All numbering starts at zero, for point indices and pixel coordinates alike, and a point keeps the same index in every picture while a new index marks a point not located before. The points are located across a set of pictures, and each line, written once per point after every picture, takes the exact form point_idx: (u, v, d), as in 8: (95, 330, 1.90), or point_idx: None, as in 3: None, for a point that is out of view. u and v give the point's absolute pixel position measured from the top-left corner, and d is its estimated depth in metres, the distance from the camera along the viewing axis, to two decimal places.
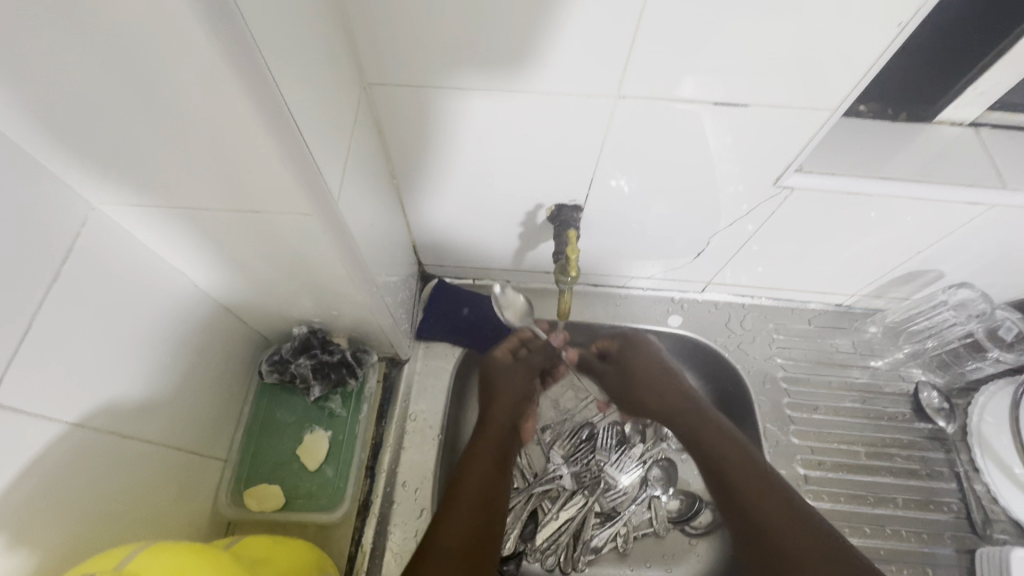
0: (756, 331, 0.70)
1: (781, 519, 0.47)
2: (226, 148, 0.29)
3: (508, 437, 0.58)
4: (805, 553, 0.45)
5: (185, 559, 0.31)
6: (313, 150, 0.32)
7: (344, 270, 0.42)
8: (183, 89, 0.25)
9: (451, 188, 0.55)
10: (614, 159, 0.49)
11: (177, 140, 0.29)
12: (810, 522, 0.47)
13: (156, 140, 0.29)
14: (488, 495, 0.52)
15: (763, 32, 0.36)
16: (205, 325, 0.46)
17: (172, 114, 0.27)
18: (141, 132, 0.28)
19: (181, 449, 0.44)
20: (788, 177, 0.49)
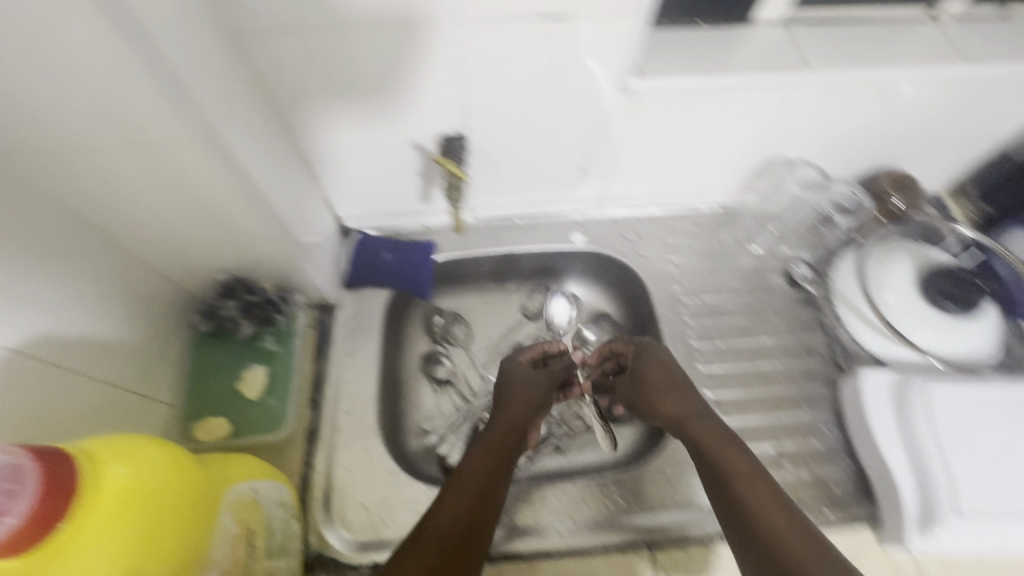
0: (649, 236, 0.79)
1: (756, 499, 0.49)
2: (96, 75, 0.34)
3: (510, 439, 0.59)
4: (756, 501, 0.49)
5: (135, 442, 0.37)
6: (178, 73, 0.38)
7: (247, 207, 0.48)
8: (43, 17, 0.31)
9: (344, 134, 0.60)
10: (481, 84, 0.56)
11: (52, 73, 0.34)
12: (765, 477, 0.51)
13: (29, 70, 0.33)
14: (479, 506, 0.51)
15: None
16: (129, 276, 0.51)
17: (56, 50, 0.33)
18: (18, 70, 0.33)
19: (121, 387, 0.49)
20: (630, 81, 0.57)
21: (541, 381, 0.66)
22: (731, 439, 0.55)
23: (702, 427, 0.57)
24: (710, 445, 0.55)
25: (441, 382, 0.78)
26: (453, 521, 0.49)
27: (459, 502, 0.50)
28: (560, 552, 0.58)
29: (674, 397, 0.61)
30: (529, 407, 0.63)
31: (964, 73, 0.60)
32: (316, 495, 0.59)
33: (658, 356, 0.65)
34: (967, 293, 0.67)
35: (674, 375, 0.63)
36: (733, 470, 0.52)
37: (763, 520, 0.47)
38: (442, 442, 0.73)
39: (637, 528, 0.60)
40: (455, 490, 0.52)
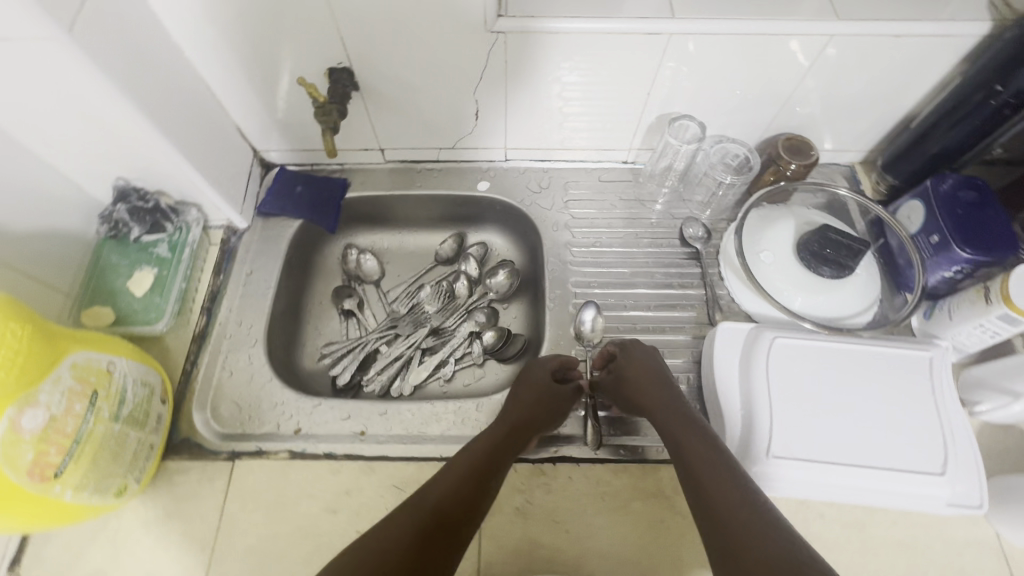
0: (552, 187, 0.81)
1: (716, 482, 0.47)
2: None
3: (508, 444, 0.55)
4: (717, 485, 0.47)
5: None
6: None
7: (130, 110, 0.54)
8: None
9: (241, 61, 0.65)
10: (354, 19, 0.60)
11: None
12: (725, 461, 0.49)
13: None
14: (464, 517, 0.47)
15: None
16: (30, 178, 0.56)
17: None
18: None
19: (17, 268, 0.56)
20: (495, 23, 0.60)
21: (562, 397, 0.61)
22: (695, 425, 0.54)
23: (682, 425, 0.54)
24: (689, 443, 0.52)
25: (345, 313, 0.82)
26: (431, 527, 0.45)
27: (415, 512, 0.46)
28: (397, 460, 0.61)
29: (651, 390, 0.59)
30: (542, 419, 0.59)
31: (839, 29, 0.60)
32: (194, 390, 0.65)
33: (645, 356, 0.63)
34: (844, 258, 0.65)
35: (660, 375, 0.61)
36: (704, 464, 0.49)
37: (734, 515, 0.44)
38: (335, 364, 0.78)
39: (551, 454, 0.61)
40: (439, 495, 0.48)
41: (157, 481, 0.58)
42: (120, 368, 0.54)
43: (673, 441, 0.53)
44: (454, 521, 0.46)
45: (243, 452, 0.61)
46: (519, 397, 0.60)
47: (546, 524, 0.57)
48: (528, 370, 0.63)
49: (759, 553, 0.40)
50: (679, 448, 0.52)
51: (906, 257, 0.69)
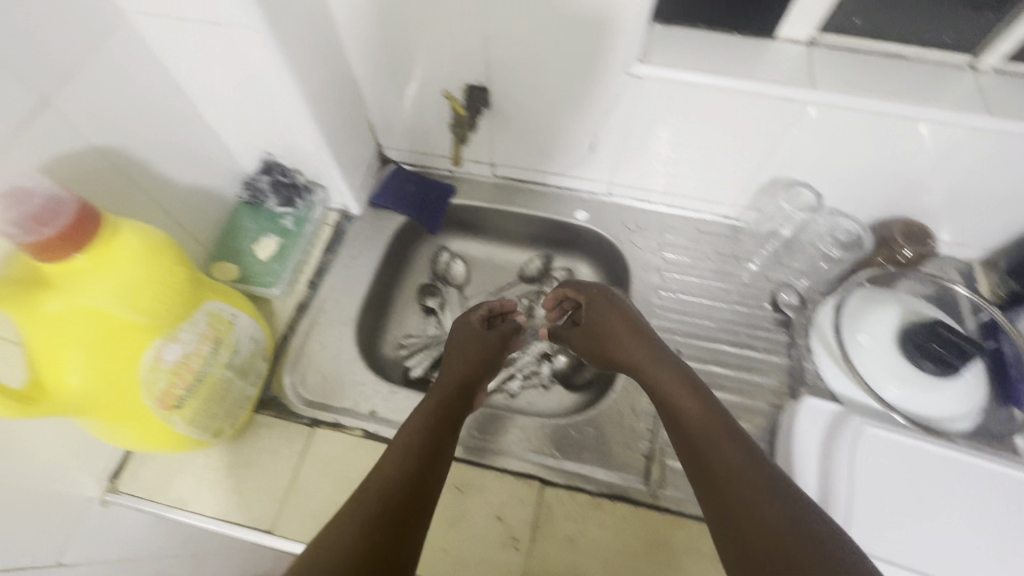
0: (648, 228, 0.82)
1: (729, 459, 0.49)
2: None
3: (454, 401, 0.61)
4: (732, 463, 0.49)
5: (163, 240, 0.48)
6: None
7: (291, 94, 0.60)
8: None
9: (390, 67, 0.71)
10: (503, 45, 0.64)
11: None
12: (743, 439, 0.51)
13: None
14: (417, 497, 0.50)
15: None
16: (196, 137, 0.64)
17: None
18: None
19: (170, 217, 0.63)
20: (636, 67, 0.62)
21: (491, 341, 0.72)
22: (693, 385, 0.56)
23: (679, 389, 0.56)
24: (685, 407, 0.55)
25: (427, 310, 0.86)
26: (393, 514, 0.48)
27: (367, 501, 0.48)
28: (459, 461, 0.63)
29: (631, 344, 0.63)
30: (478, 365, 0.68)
31: (989, 125, 0.58)
32: (289, 355, 0.70)
33: (603, 310, 0.68)
34: (950, 355, 0.61)
35: (636, 326, 0.65)
36: (712, 441, 0.51)
37: (737, 497, 0.46)
38: (410, 358, 0.82)
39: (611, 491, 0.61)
40: (382, 484, 0.50)
41: (247, 430, 0.63)
42: (235, 325, 0.58)
43: (665, 401, 0.56)
44: (414, 499, 0.50)
45: (322, 422, 0.65)
46: (455, 349, 0.70)
47: (592, 558, 0.57)
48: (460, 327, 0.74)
49: (761, 535, 0.43)
50: (676, 410, 0.55)
51: (1020, 370, 0.65)
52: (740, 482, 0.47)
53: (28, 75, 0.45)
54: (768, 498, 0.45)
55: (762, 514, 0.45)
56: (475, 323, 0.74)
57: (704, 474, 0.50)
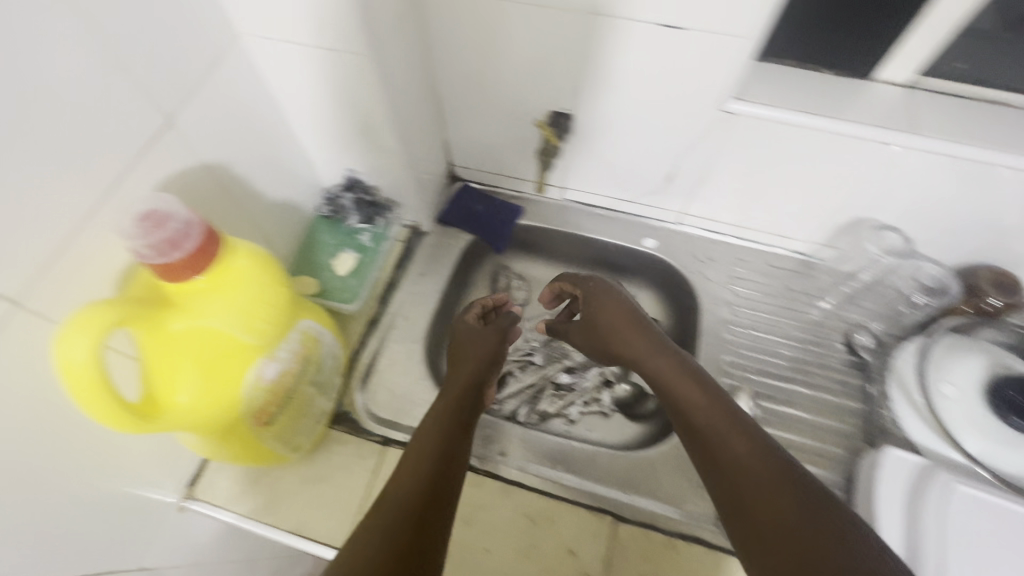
0: (718, 260, 0.81)
1: (738, 449, 0.50)
2: None
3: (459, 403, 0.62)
4: (739, 454, 0.49)
5: (266, 257, 0.49)
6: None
7: (382, 116, 0.61)
8: None
9: (473, 91, 0.71)
10: (595, 76, 0.64)
11: None
12: (749, 429, 0.51)
13: None
14: (437, 495, 0.51)
15: None
16: (285, 151, 0.66)
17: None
18: None
19: (259, 230, 0.64)
20: (730, 103, 0.61)
21: (489, 337, 0.70)
22: (698, 376, 0.56)
23: (682, 382, 0.56)
24: (691, 398, 0.55)
25: None
26: (418, 512, 0.48)
27: (386, 508, 0.48)
28: (529, 490, 0.63)
29: (631, 338, 0.62)
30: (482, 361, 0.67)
31: None
32: (359, 369, 0.71)
33: (607, 301, 0.66)
34: None
35: (636, 316, 0.64)
36: (720, 433, 0.51)
37: (747, 487, 0.47)
38: None
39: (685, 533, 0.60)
40: (398, 489, 0.50)
41: (322, 445, 0.64)
42: (320, 341, 0.59)
43: (670, 394, 0.57)
44: (433, 497, 0.50)
45: (393, 441, 0.65)
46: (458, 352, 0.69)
47: None
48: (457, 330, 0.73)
49: (772, 525, 0.44)
50: (683, 403, 0.55)
51: None
52: (748, 473, 0.48)
53: (153, 95, 0.46)
54: (777, 486, 0.46)
55: (775, 503, 0.45)
56: (470, 320, 0.72)
57: (716, 468, 0.51)
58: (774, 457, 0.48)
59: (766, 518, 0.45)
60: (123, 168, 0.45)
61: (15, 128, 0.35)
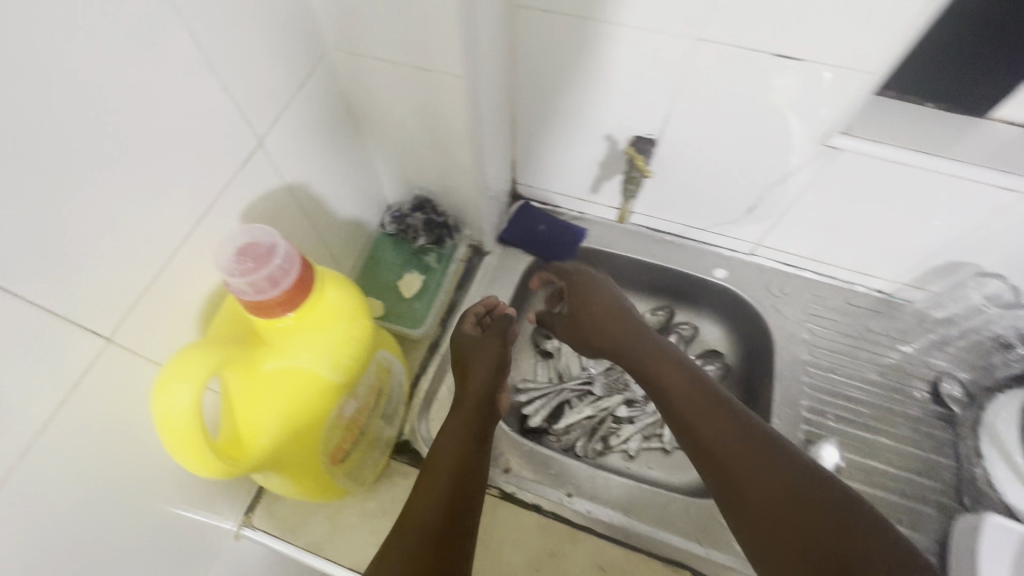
0: (793, 295, 0.77)
1: (719, 428, 0.50)
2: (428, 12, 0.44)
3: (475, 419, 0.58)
4: (718, 431, 0.50)
5: (351, 288, 0.46)
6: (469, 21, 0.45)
7: (462, 138, 0.58)
8: None
9: (550, 111, 0.67)
10: (687, 103, 0.60)
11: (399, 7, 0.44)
12: (728, 407, 0.52)
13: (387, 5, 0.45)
14: (455, 509, 0.51)
15: (810, 9, 0.48)
16: (357, 167, 0.63)
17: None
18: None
19: (327, 249, 0.62)
20: (833, 138, 0.58)
21: (491, 343, 0.65)
22: (679, 362, 0.59)
23: (661, 366, 0.59)
24: (671, 382, 0.57)
25: (545, 353, 0.83)
26: (439, 531, 0.48)
27: (413, 527, 0.49)
28: (599, 537, 0.60)
29: (613, 325, 0.64)
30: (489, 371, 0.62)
31: None
32: (417, 401, 0.66)
33: (597, 287, 0.66)
34: None
35: (619, 303, 0.65)
36: (699, 412, 0.53)
37: (734, 462, 0.48)
38: (529, 403, 0.78)
39: None
40: (421, 511, 0.50)
41: (384, 477, 0.61)
42: (390, 372, 0.56)
43: (650, 378, 0.59)
44: (454, 511, 0.50)
45: None
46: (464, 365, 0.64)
47: None
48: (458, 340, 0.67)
49: (760, 497, 0.45)
50: (666, 388, 0.57)
51: None
52: (734, 450, 0.48)
53: (246, 116, 0.43)
54: (763, 459, 0.47)
55: (768, 476, 0.46)
56: (467, 328, 0.66)
57: (700, 449, 0.51)
58: (755, 429, 0.50)
59: (754, 488, 0.46)
60: (212, 190, 0.42)
61: (105, 152, 0.33)
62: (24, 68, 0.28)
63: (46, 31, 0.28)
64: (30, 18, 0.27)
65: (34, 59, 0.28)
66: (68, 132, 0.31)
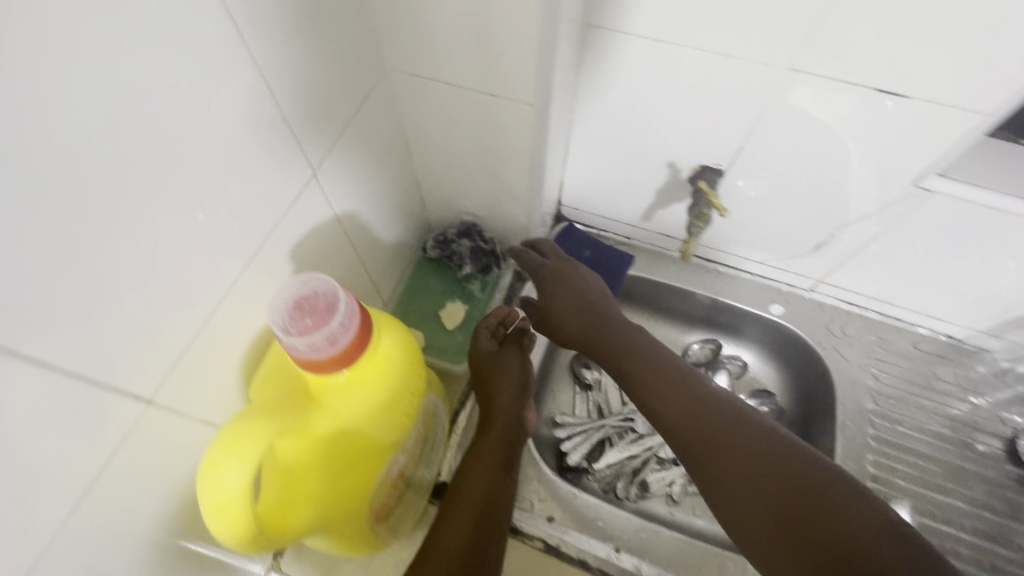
0: (856, 337, 0.72)
1: (696, 418, 0.48)
2: (507, 39, 0.40)
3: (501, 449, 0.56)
4: (695, 422, 0.48)
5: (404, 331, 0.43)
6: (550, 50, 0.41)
7: (520, 164, 0.53)
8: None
9: (610, 136, 0.63)
10: (765, 135, 0.55)
11: (475, 32, 0.41)
12: (699, 393, 0.50)
13: (461, 29, 0.41)
14: (481, 547, 0.48)
15: (927, 43, 0.43)
16: (404, 188, 0.60)
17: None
18: (456, 23, 0.41)
19: (371, 277, 0.59)
20: (928, 180, 0.53)
21: (510, 360, 0.61)
22: (645, 349, 0.56)
23: (630, 355, 0.56)
24: (642, 372, 0.54)
25: (584, 385, 0.79)
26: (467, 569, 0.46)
27: (442, 563, 0.46)
28: None
29: (578, 319, 0.59)
30: (513, 392, 0.59)
31: None
32: (450, 442, 0.60)
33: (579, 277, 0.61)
34: None
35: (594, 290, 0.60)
36: (673, 402, 0.51)
37: (717, 454, 0.46)
38: (568, 439, 0.74)
39: None
40: (443, 548, 0.47)
41: (423, 522, 0.57)
42: (434, 413, 0.52)
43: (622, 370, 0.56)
44: (479, 546, 0.48)
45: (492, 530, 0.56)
46: (486, 387, 0.60)
47: None
48: (472, 358, 0.63)
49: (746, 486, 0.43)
50: (641, 379, 0.54)
51: None
52: (718, 440, 0.46)
53: (302, 145, 0.40)
54: (749, 446, 0.45)
55: (752, 462, 0.44)
56: (483, 345, 0.62)
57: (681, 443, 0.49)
58: (731, 413, 0.48)
59: (742, 477, 0.44)
60: (260, 224, 0.39)
61: (155, 192, 0.30)
62: (74, 106, 0.24)
63: (99, 64, 0.25)
64: (83, 49, 0.24)
65: (86, 95, 0.25)
66: (117, 174, 0.27)
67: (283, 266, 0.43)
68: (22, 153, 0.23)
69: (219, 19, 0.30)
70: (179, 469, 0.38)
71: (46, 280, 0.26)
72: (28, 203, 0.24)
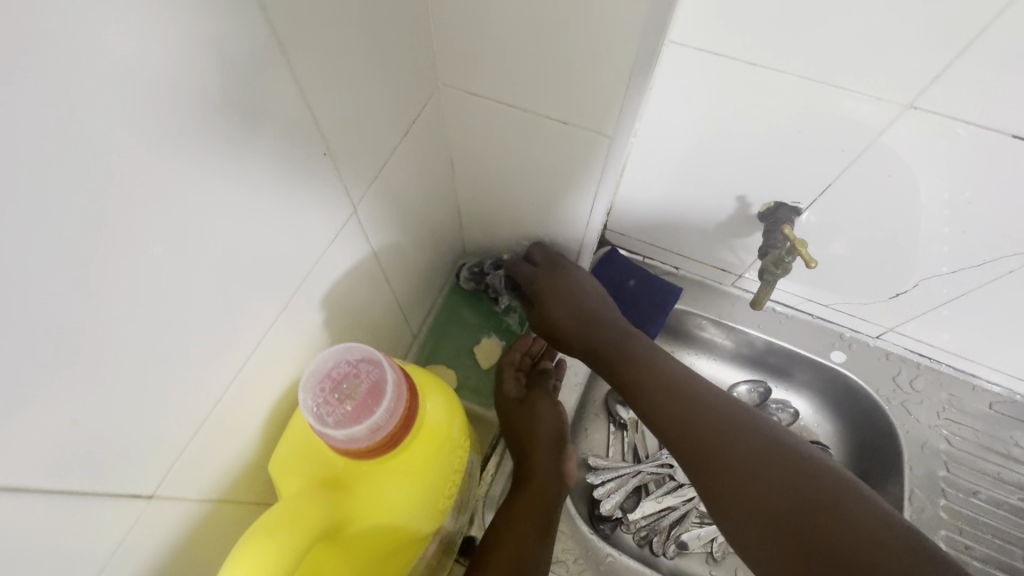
0: (925, 393, 0.66)
1: (703, 425, 0.43)
2: (594, 62, 0.35)
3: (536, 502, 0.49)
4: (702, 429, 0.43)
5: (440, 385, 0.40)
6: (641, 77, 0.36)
7: (580, 196, 0.48)
8: (600, 10, 0.32)
9: (675, 162, 0.56)
10: (856, 174, 0.49)
11: (555, 51, 0.36)
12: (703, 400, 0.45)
13: (540, 47, 0.36)
14: None
15: None
16: (443, 213, 0.54)
17: (574, 10, 0.32)
18: (534, 40, 0.35)
19: (402, 309, 0.54)
20: None
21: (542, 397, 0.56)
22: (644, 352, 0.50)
23: (627, 356, 0.50)
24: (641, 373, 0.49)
25: (619, 424, 0.73)
26: None
27: None
28: None
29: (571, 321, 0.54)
30: (551, 434, 0.54)
31: None
32: (480, 494, 0.54)
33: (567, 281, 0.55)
34: None
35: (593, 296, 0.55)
36: (677, 407, 0.45)
37: (730, 470, 0.40)
38: (602, 485, 0.68)
39: None
40: None
41: None
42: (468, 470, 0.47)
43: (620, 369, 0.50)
44: None
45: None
46: (519, 432, 0.54)
47: None
48: (500, 404, 0.57)
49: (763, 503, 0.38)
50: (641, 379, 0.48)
51: None
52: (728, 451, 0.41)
53: (343, 177, 0.35)
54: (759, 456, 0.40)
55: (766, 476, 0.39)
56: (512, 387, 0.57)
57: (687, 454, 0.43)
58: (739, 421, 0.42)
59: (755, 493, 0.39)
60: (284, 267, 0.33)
61: (168, 251, 0.25)
62: (74, 161, 0.19)
63: (108, 104, 0.20)
64: (86, 87, 0.19)
65: (92, 145, 0.20)
66: (127, 236, 0.22)
67: (310, 310, 0.37)
68: (7, 223, 0.18)
69: (255, 35, 0.24)
70: (186, 558, 0.33)
71: (31, 374, 0.21)
72: (13, 289, 0.19)
